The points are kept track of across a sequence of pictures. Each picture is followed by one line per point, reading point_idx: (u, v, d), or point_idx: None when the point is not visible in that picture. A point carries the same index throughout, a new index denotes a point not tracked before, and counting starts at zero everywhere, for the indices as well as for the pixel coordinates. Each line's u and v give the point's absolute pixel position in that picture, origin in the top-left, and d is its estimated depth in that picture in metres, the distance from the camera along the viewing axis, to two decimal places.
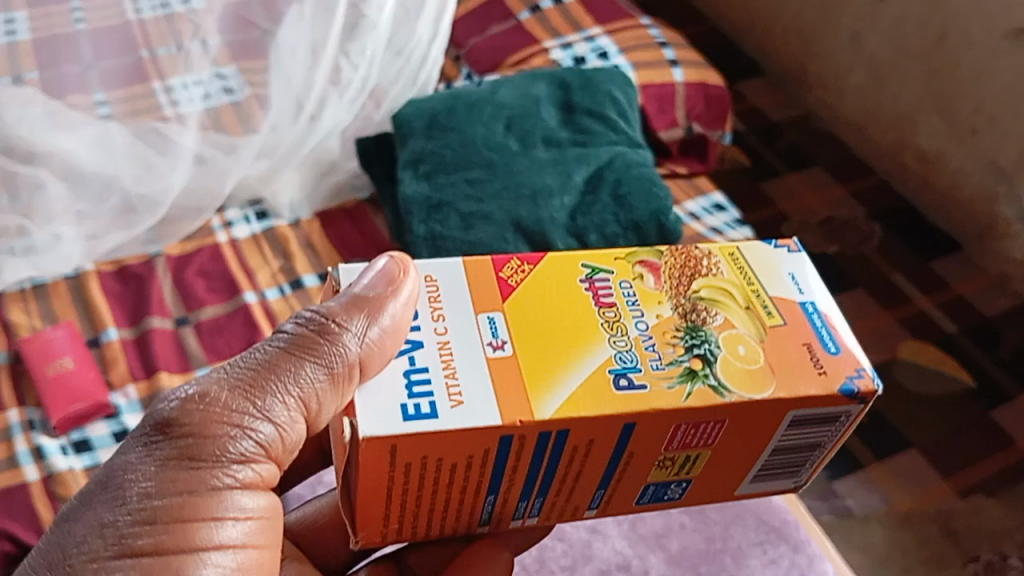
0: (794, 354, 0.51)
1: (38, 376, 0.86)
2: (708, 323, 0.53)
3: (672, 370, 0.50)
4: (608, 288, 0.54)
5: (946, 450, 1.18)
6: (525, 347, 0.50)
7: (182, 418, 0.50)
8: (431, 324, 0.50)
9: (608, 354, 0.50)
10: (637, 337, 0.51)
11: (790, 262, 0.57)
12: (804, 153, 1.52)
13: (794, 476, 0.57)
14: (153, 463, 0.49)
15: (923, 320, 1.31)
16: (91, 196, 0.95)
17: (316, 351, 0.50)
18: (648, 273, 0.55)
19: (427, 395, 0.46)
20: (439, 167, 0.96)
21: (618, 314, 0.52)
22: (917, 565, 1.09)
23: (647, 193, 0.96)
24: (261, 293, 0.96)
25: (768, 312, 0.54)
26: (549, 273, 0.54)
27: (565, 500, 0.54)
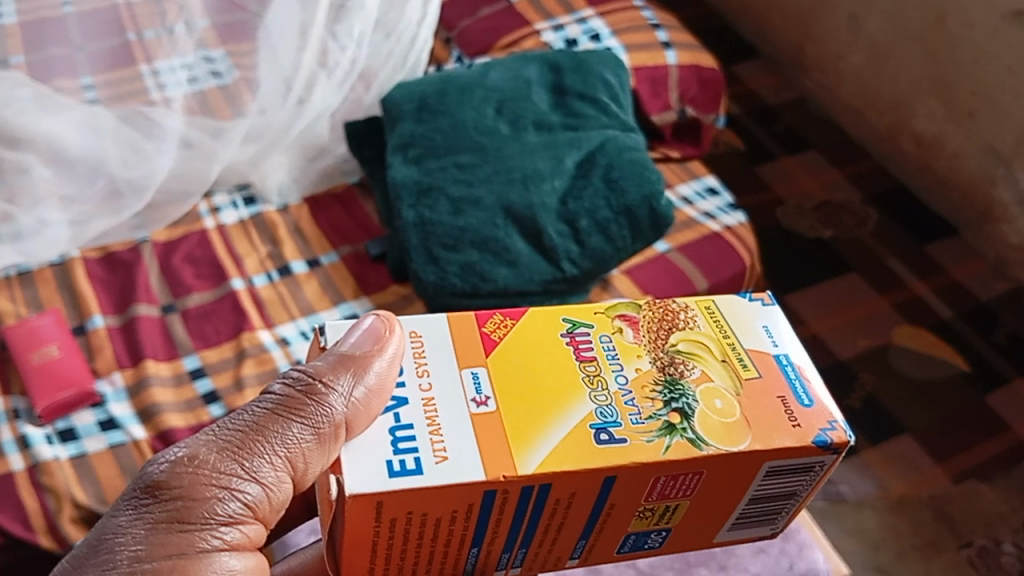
0: (770, 407, 0.52)
1: (24, 363, 0.85)
2: (686, 376, 0.53)
3: (651, 424, 0.50)
4: (589, 342, 0.54)
5: (941, 436, 1.17)
6: (509, 402, 0.50)
7: (169, 482, 0.48)
8: (415, 381, 0.50)
9: (589, 408, 0.50)
10: (617, 391, 0.52)
11: (764, 315, 0.58)
12: (799, 135, 1.51)
13: (771, 523, 0.58)
14: (142, 529, 0.48)
15: (919, 305, 1.30)
16: (77, 178, 0.94)
17: (303, 410, 0.49)
18: (627, 327, 0.55)
19: (411, 451, 0.47)
20: (429, 150, 0.95)
21: (598, 368, 0.53)
22: (911, 550, 1.09)
23: (639, 176, 0.95)
24: (249, 279, 0.95)
25: (744, 365, 0.54)
26: (532, 327, 0.54)
27: (548, 551, 0.54)
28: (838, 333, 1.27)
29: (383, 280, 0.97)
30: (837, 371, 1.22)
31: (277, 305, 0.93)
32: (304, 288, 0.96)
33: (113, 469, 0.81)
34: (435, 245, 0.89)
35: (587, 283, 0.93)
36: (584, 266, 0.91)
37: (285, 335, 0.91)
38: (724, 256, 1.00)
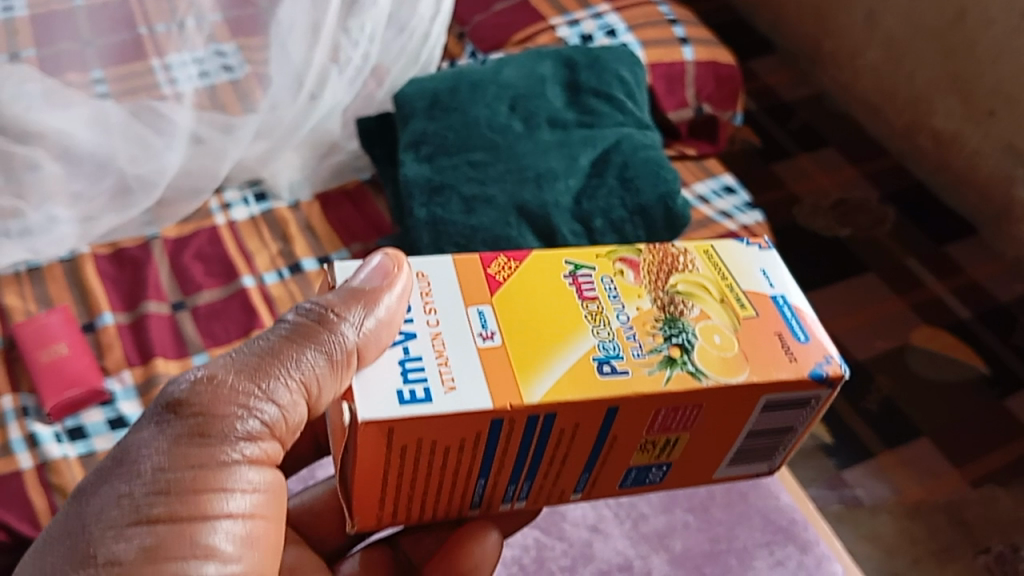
0: (766, 343, 0.51)
1: (33, 361, 0.84)
2: (685, 314, 0.51)
3: (652, 358, 0.49)
4: (591, 283, 0.53)
5: (958, 439, 1.15)
6: (518, 337, 0.49)
7: (192, 399, 0.48)
8: (423, 317, 0.49)
9: (591, 342, 0.49)
10: (619, 328, 0.50)
11: (761, 259, 0.56)
12: (816, 132, 1.49)
13: (769, 460, 0.56)
14: (165, 442, 0.48)
15: (937, 305, 1.28)
16: (85, 175, 0.94)
17: (317, 338, 0.49)
18: (628, 269, 0.54)
19: (421, 381, 0.45)
20: (440, 148, 0.94)
21: (600, 306, 0.51)
22: (926, 556, 1.07)
23: (655, 175, 0.94)
24: (260, 277, 0.94)
25: (742, 304, 0.53)
26: (534, 270, 0.53)
27: (552, 484, 0.52)
28: (854, 335, 1.25)
29: None
30: (852, 373, 1.21)
31: (287, 301, 0.92)
32: (313, 286, 0.94)
33: None
34: (448, 245, 0.87)
35: None
36: None
37: None
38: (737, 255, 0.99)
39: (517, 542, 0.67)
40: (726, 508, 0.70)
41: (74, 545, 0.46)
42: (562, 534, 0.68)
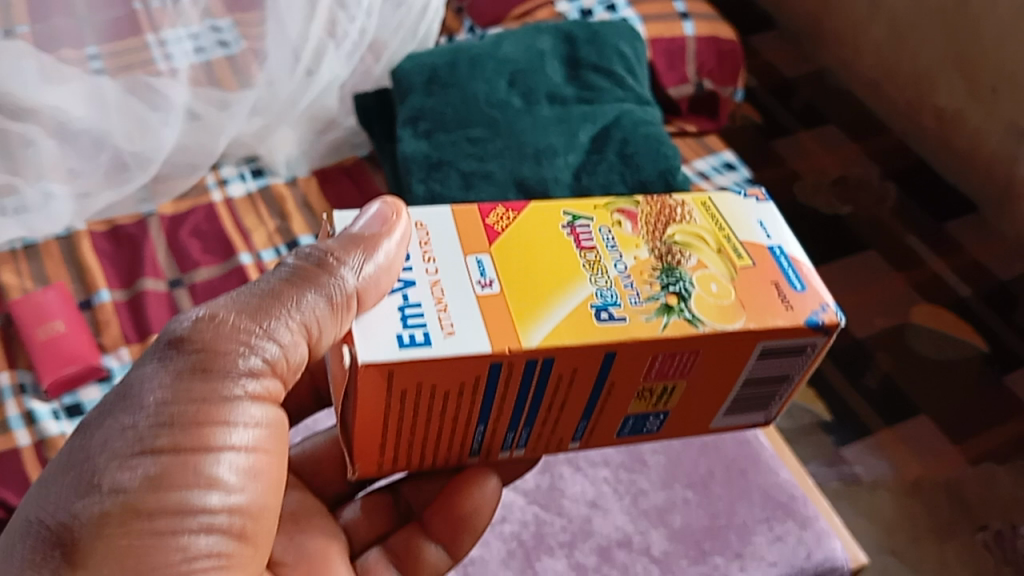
0: (763, 292, 0.50)
1: (30, 339, 0.84)
2: (682, 264, 0.51)
3: (649, 305, 0.48)
4: (589, 233, 0.52)
5: (957, 418, 1.15)
6: (517, 284, 0.48)
7: (194, 335, 0.47)
8: (422, 266, 0.49)
9: (589, 290, 0.48)
10: (617, 277, 0.50)
11: (758, 211, 0.56)
12: (817, 110, 1.48)
13: (765, 409, 0.56)
14: (168, 376, 0.46)
15: (937, 283, 1.28)
16: (81, 153, 0.93)
17: (317, 279, 0.48)
18: (626, 220, 0.53)
19: (421, 326, 0.45)
20: (439, 125, 0.93)
21: (598, 256, 0.51)
22: (926, 533, 1.06)
23: (655, 153, 0.93)
24: (257, 254, 0.93)
25: (738, 254, 0.52)
26: (532, 220, 0.52)
27: (551, 433, 0.52)
28: (855, 314, 1.24)
29: None
30: (853, 352, 1.20)
31: None
32: None
33: None
34: None
35: None
36: None
37: None
38: None
39: (516, 519, 0.67)
40: (726, 484, 0.70)
41: (74, 476, 0.44)
42: (561, 510, 0.67)
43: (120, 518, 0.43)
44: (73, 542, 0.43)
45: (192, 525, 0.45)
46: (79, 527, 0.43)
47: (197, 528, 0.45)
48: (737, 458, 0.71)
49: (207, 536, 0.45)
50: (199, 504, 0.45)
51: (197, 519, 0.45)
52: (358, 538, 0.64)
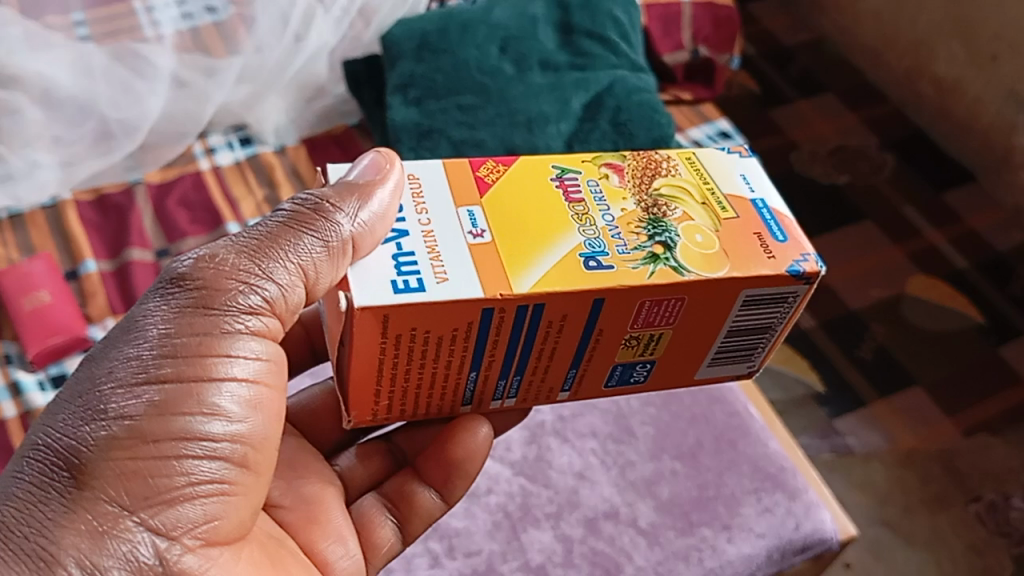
0: (745, 242, 0.49)
1: (16, 308, 0.83)
2: (668, 216, 0.50)
3: (636, 254, 0.47)
4: (578, 185, 0.51)
5: (952, 389, 1.15)
6: (510, 235, 0.47)
7: (193, 273, 0.46)
8: (415, 217, 0.48)
9: (578, 240, 0.47)
10: (605, 227, 0.49)
11: (741, 165, 0.55)
12: (816, 78, 1.46)
13: (748, 361, 0.55)
14: (170, 310, 0.46)
15: (933, 254, 1.27)
16: (66, 119, 0.92)
17: (314, 223, 0.47)
18: (613, 173, 0.52)
19: (414, 273, 0.44)
20: (429, 91, 0.91)
21: (586, 208, 0.50)
22: (918, 504, 1.06)
23: (648, 120, 0.92)
24: (245, 224, 0.91)
25: (722, 206, 0.51)
26: (521, 173, 0.51)
27: (540, 381, 0.51)
28: (850, 284, 1.23)
29: None
30: (848, 322, 1.20)
31: None
32: None
33: None
34: None
35: None
36: None
37: None
38: None
39: (503, 490, 0.66)
40: (715, 455, 0.69)
41: (80, 401, 0.44)
42: (548, 481, 0.66)
43: (127, 442, 0.43)
44: (82, 465, 0.42)
45: (196, 450, 0.45)
46: (88, 450, 0.42)
47: (200, 455, 0.45)
48: (726, 428, 0.71)
49: (210, 461, 0.45)
50: (202, 430, 0.45)
51: (200, 445, 0.45)
52: (354, 486, 0.62)
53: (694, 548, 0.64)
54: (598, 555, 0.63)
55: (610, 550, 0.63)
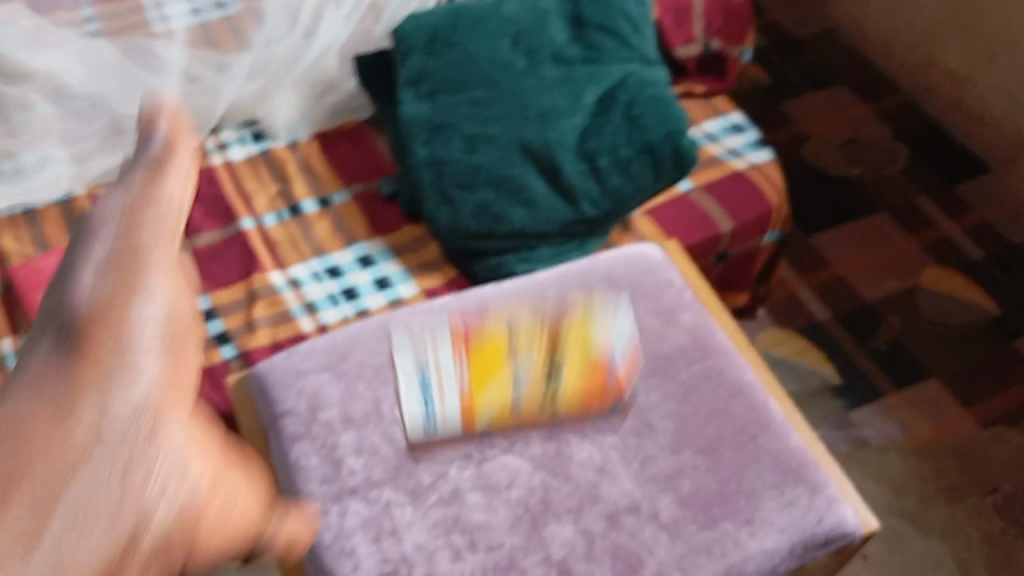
0: (597, 378, 0.65)
1: (32, 304, 0.81)
2: (554, 370, 0.66)
3: (541, 396, 0.64)
4: (515, 353, 0.66)
5: (966, 381, 1.14)
6: (479, 373, 0.65)
7: (52, 297, 0.41)
8: (432, 396, 0.64)
9: (512, 396, 0.64)
10: (520, 387, 0.65)
11: (615, 311, 0.69)
12: (828, 70, 1.47)
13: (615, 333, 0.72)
14: (45, 331, 0.39)
15: (946, 245, 1.26)
16: (78, 115, 0.93)
17: (123, 205, 0.44)
18: (527, 340, 0.67)
19: (428, 411, 0.63)
20: (441, 86, 0.92)
21: (514, 367, 0.66)
22: (934, 495, 1.04)
23: (661, 112, 0.89)
24: (258, 219, 0.91)
25: (590, 354, 0.67)
26: (485, 350, 0.67)
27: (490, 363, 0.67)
28: (864, 275, 1.23)
29: (394, 221, 0.93)
30: (861, 315, 1.19)
31: (288, 246, 0.90)
32: (315, 229, 0.91)
33: None
34: (450, 184, 0.88)
35: (608, 224, 0.91)
36: (605, 207, 0.89)
37: (296, 277, 0.87)
38: (746, 196, 0.97)
39: (523, 483, 0.60)
40: (736, 448, 0.62)
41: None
42: (569, 475, 0.60)
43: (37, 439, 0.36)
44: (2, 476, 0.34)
45: (110, 424, 0.37)
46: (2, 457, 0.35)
47: (120, 424, 0.37)
48: (745, 423, 0.64)
49: (131, 419, 0.38)
50: (114, 403, 0.38)
51: (116, 418, 0.37)
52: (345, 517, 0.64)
53: (716, 541, 0.58)
54: (620, 549, 0.57)
55: (631, 544, 0.57)
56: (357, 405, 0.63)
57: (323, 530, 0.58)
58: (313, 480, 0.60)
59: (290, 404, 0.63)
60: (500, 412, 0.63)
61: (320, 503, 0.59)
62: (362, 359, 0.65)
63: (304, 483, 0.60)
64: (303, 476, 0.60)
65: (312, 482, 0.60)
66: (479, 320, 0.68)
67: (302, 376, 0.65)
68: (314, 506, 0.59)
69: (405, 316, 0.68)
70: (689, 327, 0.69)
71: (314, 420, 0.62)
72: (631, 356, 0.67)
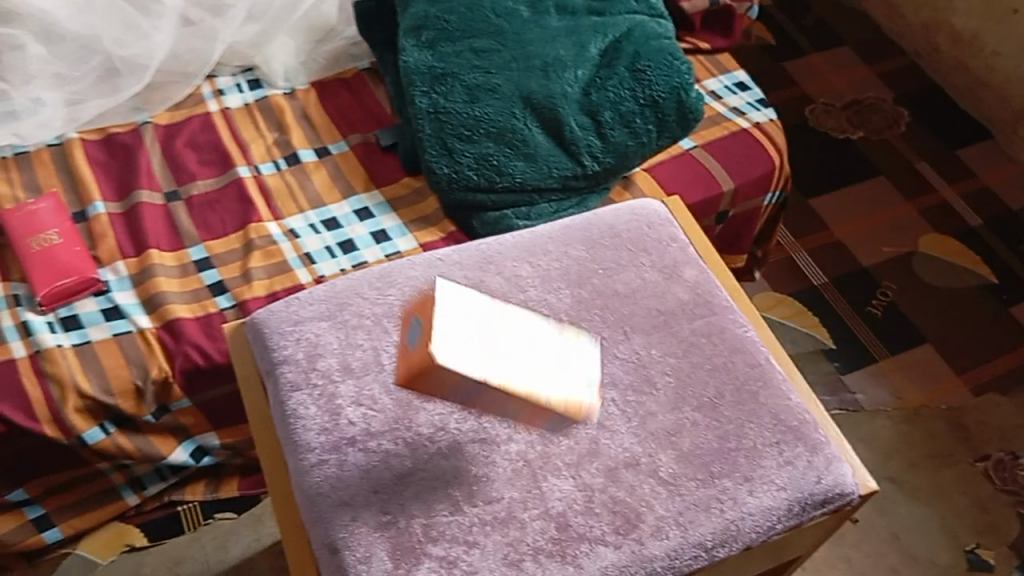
0: (557, 393, 0.53)
1: (22, 249, 0.81)
2: (526, 370, 0.53)
3: (525, 385, 0.52)
4: (510, 338, 0.53)
5: (960, 346, 1.15)
6: (503, 356, 0.52)
7: None
8: (463, 329, 0.51)
9: (506, 365, 0.52)
10: (509, 367, 0.52)
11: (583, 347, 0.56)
12: (831, 30, 1.45)
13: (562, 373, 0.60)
14: None
15: (946, 210, 1.26)
16: (67, 55, 0.90)
17: None
18: (512, 338, 0.53)
19: (457, 349, 0.50)
20: (442, 34, 0.89)
21: (514, 342, 0.53)
22: (924, 459, 1.05)
23: (668, 65, 0.87)
24: (255, 167, 0.90)
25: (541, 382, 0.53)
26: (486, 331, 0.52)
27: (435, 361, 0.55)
28: (862, 239, 1.23)
29: (393, 172, 0.92)
30: (858, 279, 1.19)
31: (285, 195, 0.88)
32: (312, 179, 0.90)
33: (118, 359, 0.77)
34: (450, 135, 0.86)
35: (607, 181, 0.90)
36: (606, 163, 0.87)
37: (293, 228, 0.86)
38: (750, 156, 0.96)
39: (522, 437, 0.59)
40: (737, 406, 0.62)
41: None
42: (568, 431, 0.60)
43: None
44: None
45: None
46: None
47: None
48: (747, 379, 0.64)
49: None
50: None
51: None
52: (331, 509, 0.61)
53: (714, 498, 0.58)
54: (618, 505, 0.57)
55: (629, 499, 0.58)
56: (355, 355, 0.62)
57: (322, 478, 0.58)
58: (312, 430, 0.59)
59: (288, 351, 0.63)
60: None
61: (318, 452, 0.58)
62: (362, 309, 0.64)
63: (303, 432, 0.59)
64: (302, 425, 0.60)
65: (311, 432, 0.59)
66: (479, 272, 0.67)
67: (301, 324, 0.64)
68: (313, 454, 0.58)
69: (405, 267, 0.68)
70: (691, 284, 0.68)
71: (311, 368, 0.62)
72: (632, 313, 0.66)
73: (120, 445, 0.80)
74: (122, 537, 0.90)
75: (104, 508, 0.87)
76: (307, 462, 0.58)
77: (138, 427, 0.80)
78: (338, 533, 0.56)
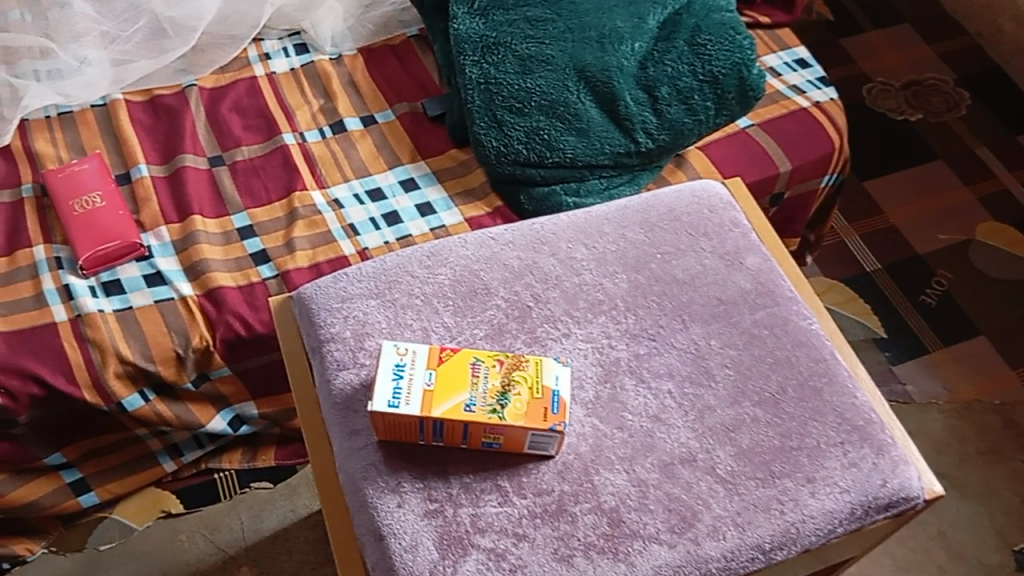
0: (532, 409, 0.54)
1: (65, 211, 0.80)
2: (500, 394, 0.54)
3: (482, 411, 0.53)
4: (481, 370, 0.55)
5: (1016, 340, 1.11)
6: (441, 383, 0.54)
7: None
8: (417, 374, 0.55)
9: (463, 397, 0.54)
10: (476, 402, 0.54)
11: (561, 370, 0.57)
12: (891, 7, 1.39)
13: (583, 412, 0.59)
14: None
15: (1006, 198, 1.21)
16: (115, 16, 0.90)
17: None
18: (481, 371, 0.55)
19: (402, 388, 0.54)
20: (495, 2, 0.86)
21: (484, 377, 0.55)
22: (975, 456, 1.02)
23: (729, 41, 0.83)
24: (301, 135, 0.88)
25: (516, 404, 0.54)
26: (453, 370, 0.55)
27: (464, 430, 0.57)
28: (918, 226, 1.18)
29: (440, 144, 0.89)
30: (912, 266, 1.15)
31: (330, 165, 0.87)
32: (358, 147, 0.88)
33: (159, 327, 0.76)
34: (500, 108, 0.83)
35: (661, 158, 0.87)
36: (661, 140, 0.84)
37: (337, 197, 0.84)
38: (810, 138, 0.92)
39: (574, 429, 0.58)
40: (799, 402, 0.60)
41: None
42: (622, 424, 0.58)
43: None
44: None
45: None
46: None
47: None
48: (810, 374, 0.61)
49: None
50: None
51: None
52: None
53: (775, 499, 0.56)
54: (674, 502, 0.55)
55: (686, 497, 0.56)
56: (403, 335, 0.61)
57: (368, 461, 0.56)
58: (360, 413, 0.58)
59: (336, 328, 0.61)
60: (552, 351, 0.61)
61: (366, 436, 0.57)
62: (411, 288, 0.63)
63: (352, 414, 0.58)
64: (351, 407, 0.59)
65: (359, 416, 0.58)
66: (533, 253, 0.65)
67: (349, 301, 0.63)
68: (361, 438, 0.57)
69: (457, 245, 0.66)
70: (753, 272, 0.66)
71: (359, 348, 0.60)
72: (689, 303, 0.64)
73: (159, 412, 0.79)
74: (158, 503, 0.90)
75: (142, 474, 0.87)
76: (354, 445, 0.57)
77: (178, 395, 0.80)
78: (384, 519, 0.54)
